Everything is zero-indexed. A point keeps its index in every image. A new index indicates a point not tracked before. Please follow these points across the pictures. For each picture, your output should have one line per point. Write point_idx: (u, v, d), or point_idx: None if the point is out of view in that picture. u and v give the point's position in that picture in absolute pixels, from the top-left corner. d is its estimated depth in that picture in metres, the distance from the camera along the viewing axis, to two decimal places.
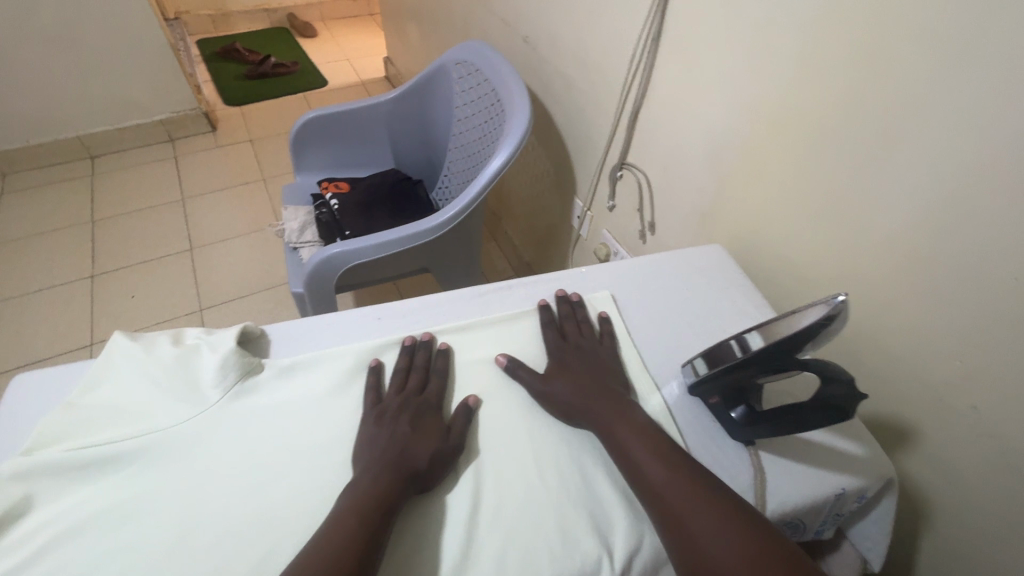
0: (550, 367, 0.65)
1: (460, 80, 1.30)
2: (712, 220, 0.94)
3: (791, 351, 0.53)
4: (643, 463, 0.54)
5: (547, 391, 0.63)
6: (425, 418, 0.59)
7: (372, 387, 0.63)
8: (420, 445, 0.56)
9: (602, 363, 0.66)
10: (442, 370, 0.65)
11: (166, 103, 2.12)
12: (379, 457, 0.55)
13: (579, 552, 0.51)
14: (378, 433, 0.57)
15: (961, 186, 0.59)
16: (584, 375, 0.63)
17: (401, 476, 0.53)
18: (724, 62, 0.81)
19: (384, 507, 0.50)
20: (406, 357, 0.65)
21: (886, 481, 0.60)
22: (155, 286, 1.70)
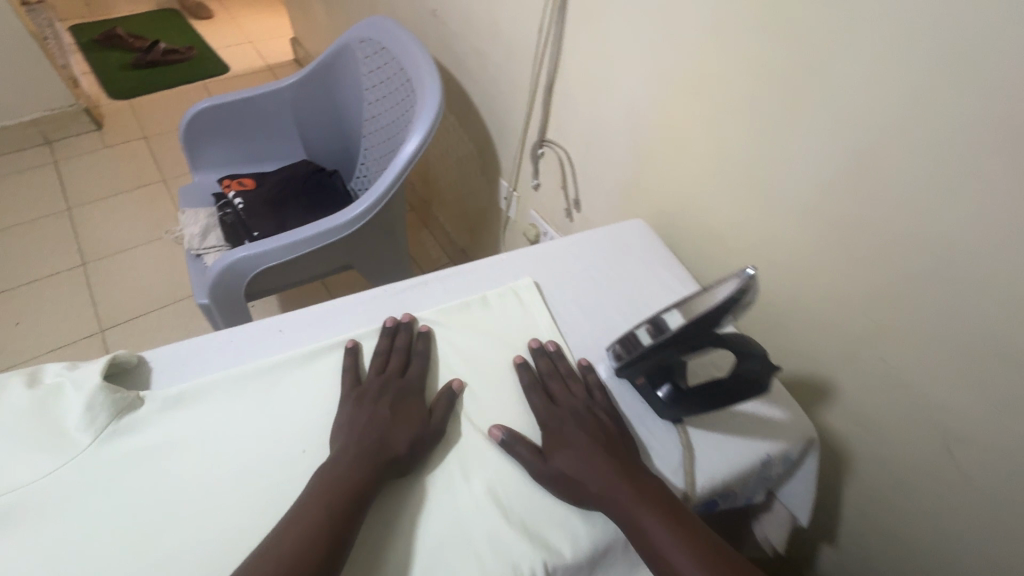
0: (562, 456, 0.51)
1: (367, 60, 1.20)
2: (633, 195, 0.90)
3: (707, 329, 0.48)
4: (609, 489, 0.49)
5: (554, 475, 0.51)
6: (406, 402, 0.54)
7: (350, 367, 0.57)
8: (399, 431, 0.51)
9: (601, 422, 0.55)
10: (425, 352, 0.59)
11: (36, 101, 1.89)
12: (357, 443, 0.50)
13: (512, 561, 0.47)
14: (357, 419, 0.52)
15: (869, 149, 0.57)
16: (590, 447, 0.52)
17: (377, 462, 0.49)
18: (634, 23, 0.76)
19: (356, 502, 0.46)
20: (387, 339, 0.60)
21: (806, 440, 0.59)
22: (45, 310, 1.53)
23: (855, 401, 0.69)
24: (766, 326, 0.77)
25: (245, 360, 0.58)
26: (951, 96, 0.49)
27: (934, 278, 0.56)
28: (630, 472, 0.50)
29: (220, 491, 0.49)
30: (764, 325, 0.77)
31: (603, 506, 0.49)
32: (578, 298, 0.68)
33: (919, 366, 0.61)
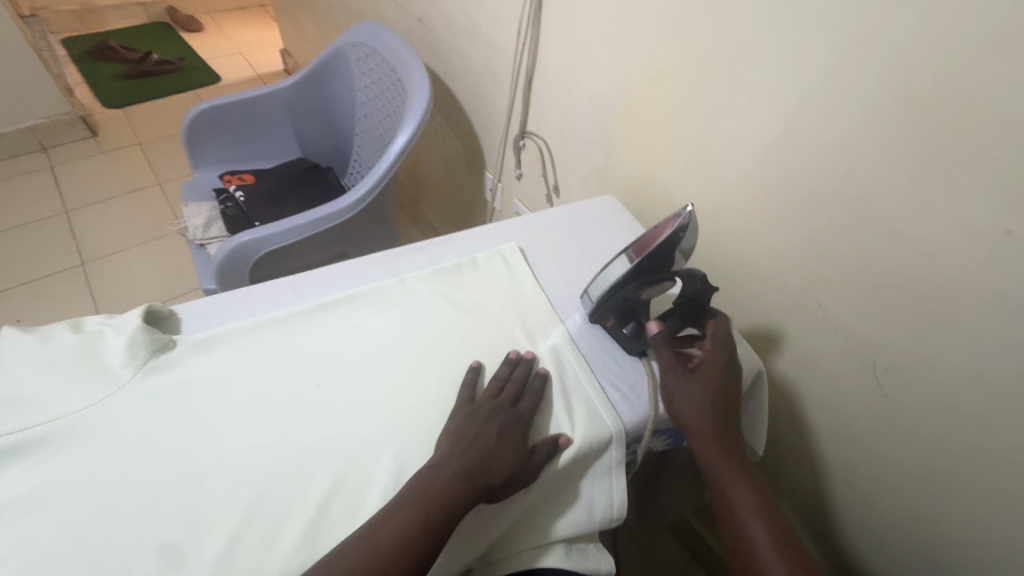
0: (695, 395, 0.61)
1: (359, 63, 1.29)
2: (605, 177, 1.00)
3: (662, 259, 0.61)
4: (688, 399, 0.61)
5: (676, 391, 0.61)
6: (513, 435, 0.57)
7: (469, 386, 0.60)
8: (500, 462, 0.54)
9: (728, 377, 0.63)
10: (541, 387, 0.61)
11: (33, 109, 1.94)
12: (462, 464, 0.53)
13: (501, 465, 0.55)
14: (465, 432, 0.55)
15: (798, 120, 0.67)
16: (712, 385, 0.61)
17: (475, 486, 0.52)
18: (599, 21, 0.86)
19: (447, 520, 0.50)
20: (508, 367, 0.62)
21: (754, 372, 0.69)
22: (45, 308, 1.58)
23: (800, 347, 0.79)
24: (724, 286, 0.87)
25: (261, 312, 0.65)
26: (855, 69, 0.59)
27: (856, 230, 0.66)
28: (724, 422, 0.61)
29: (245, 415, 0.56)
30: (722, 286, 0.87)
31: (671, 404, 0.61)
32: (555, 262, 0.77)
33: (848, 309, 0.71)
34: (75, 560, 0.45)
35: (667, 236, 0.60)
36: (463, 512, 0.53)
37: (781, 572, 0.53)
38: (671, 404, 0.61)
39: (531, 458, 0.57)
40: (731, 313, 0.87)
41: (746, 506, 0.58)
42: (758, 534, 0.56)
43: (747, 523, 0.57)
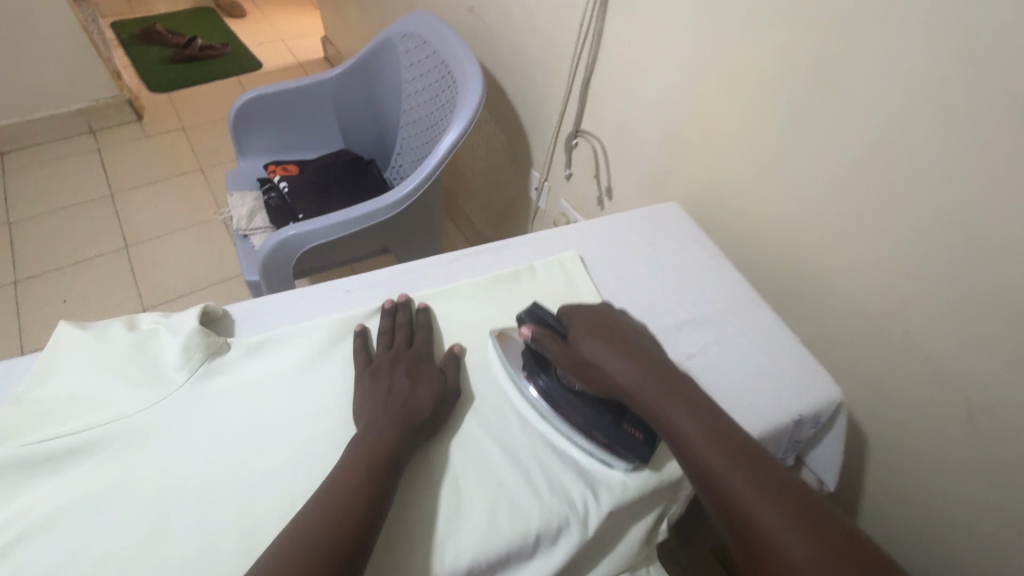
0: (602, 354, 0.55)
1: (408, 53, 1.25)
2: (666, 182, 0.94)
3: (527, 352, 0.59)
4: (601, 366, 0.54)
5: (582, 361, 0.55)
6: (421, 370, 0.57)
7: (361, 348, 0.59)
8: (421, 396, 0.54)
9: (616, 330, 0.57)
10: (427, 324, 0.62)
11: (83, 92, 1.97)
12: (382, 412, 0.52)
13: (565, 494, 0.52)
14: (375, 390, 0.55)
15: (901, 131, 0.61)
16: (610, 344, 0.55)
17: (405, 428, 0.51)
18: (672, 17, 0.80)
19: (391, 468, 0.49)
20: (389, 317, 0.62)
21: (836, 405, 0.63)
22: (90, 289, 1.61)
23: (880, 376, 0.73)
24: (795, 304, 0.81)
25: (316, 316, 0.63)
26: (979, 79, 0.53)
27: (962, 255, 0.60)
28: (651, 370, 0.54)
29: (302, 425, 0.54)
30: (793, 304, 0.81)
31: (597, 385, 0.55)
32: (619, 274, 0.73)
33: (943, 340, 0.65)
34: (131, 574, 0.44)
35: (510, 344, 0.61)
36: (529, 544, 0.49)
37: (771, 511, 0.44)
38: (596, 385, 0.55)
39: (599, 487, 0.53)
40: (801, 333, 0.81)
41: (694, 436, 0.49)
42: (721, 467, 0.47)
43: (699, 451, 0.48)
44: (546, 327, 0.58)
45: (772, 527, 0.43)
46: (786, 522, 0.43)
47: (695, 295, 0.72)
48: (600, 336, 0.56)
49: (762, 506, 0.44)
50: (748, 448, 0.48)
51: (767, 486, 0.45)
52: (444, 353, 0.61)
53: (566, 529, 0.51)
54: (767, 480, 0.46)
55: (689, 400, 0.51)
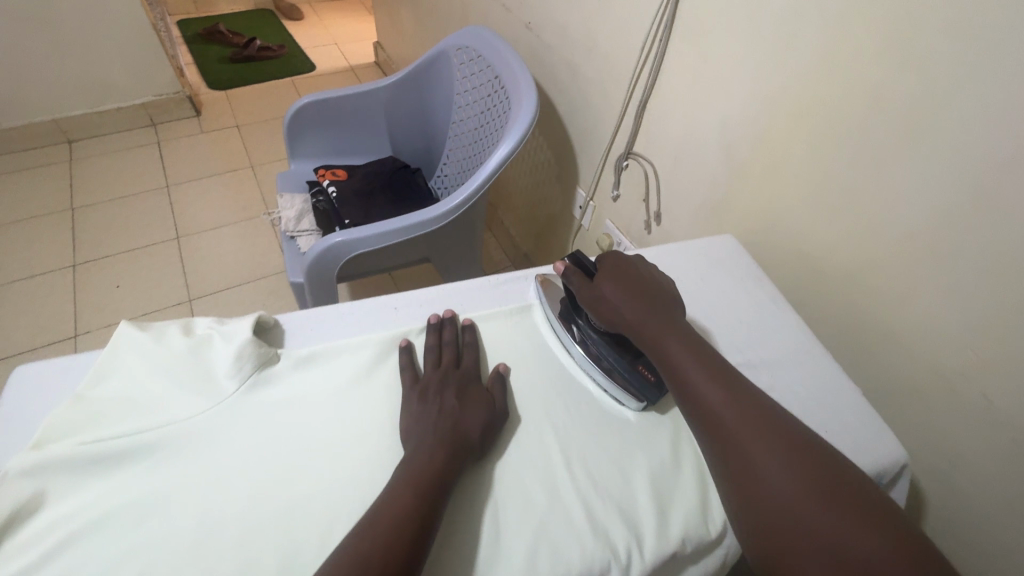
0: (620, 300, 0.60)
1: (462, 66, 1.26)
2: (722, 212, 0.92)
3: (568, 312, 0.64)
4: (610, 298, 0.60)
5: (598, 300, 0.61)
6: (468, 389, 0.57)
7: (408, 365, 0.59)
8: (470, 416, 0.54)
9: (632, 273, 0.62)
10: (475, 344, 0.62)
11: (148, 87, 2.06)
12: (432, 432, 0.52)
13: (611, 541, 0.50)
14: (424, 407, 0.55)
15: (991, 183, 0.57)
16: (627, 281, 0.61)
17: (454, 450, 0.51)
18: (743, 46, 0.77)
19: (440, 491, 0.48)
20: (435, 334, 0.62)
21: (900, 467, 0.60)
22: (141, 276, 1.67)
23: (945, 437, 0.68)
24: (856, 353, 0.77)
25: (364, 332, 0.63)
26: None
27: None
28: (648, 300, 0.60)
29: (347, 445, 0.53)
30: (854, 351, 0.77)
31: (606, 311, 0.60)
32: None
33: (1023, 407, 0.60)
34: None
35: (552, 296, 0.67)
36: None
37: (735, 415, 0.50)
38: (606, 311, 0.60)
39: (647, 536, 0.51)
40: (861, 383, 0.77)
41: (702, 381, 0.53)
42: (692, 370, 0.54)
43: (680, 365, 0.55)
44: (581, 267, 0.64)
45: (737, 429, 0.49)
46: (743, 424, 0.49)
47: (748, 335, 0.70)
48: (619, 275, 0.62)
49: (745, 430, 0.49)
50: (719, 364, 0.55)
51: (734, 394, 0.52)
52: (490, 372, 0.61)
53: None
54: (733, 392, 0.52)
55: (677, 325, 0.58)
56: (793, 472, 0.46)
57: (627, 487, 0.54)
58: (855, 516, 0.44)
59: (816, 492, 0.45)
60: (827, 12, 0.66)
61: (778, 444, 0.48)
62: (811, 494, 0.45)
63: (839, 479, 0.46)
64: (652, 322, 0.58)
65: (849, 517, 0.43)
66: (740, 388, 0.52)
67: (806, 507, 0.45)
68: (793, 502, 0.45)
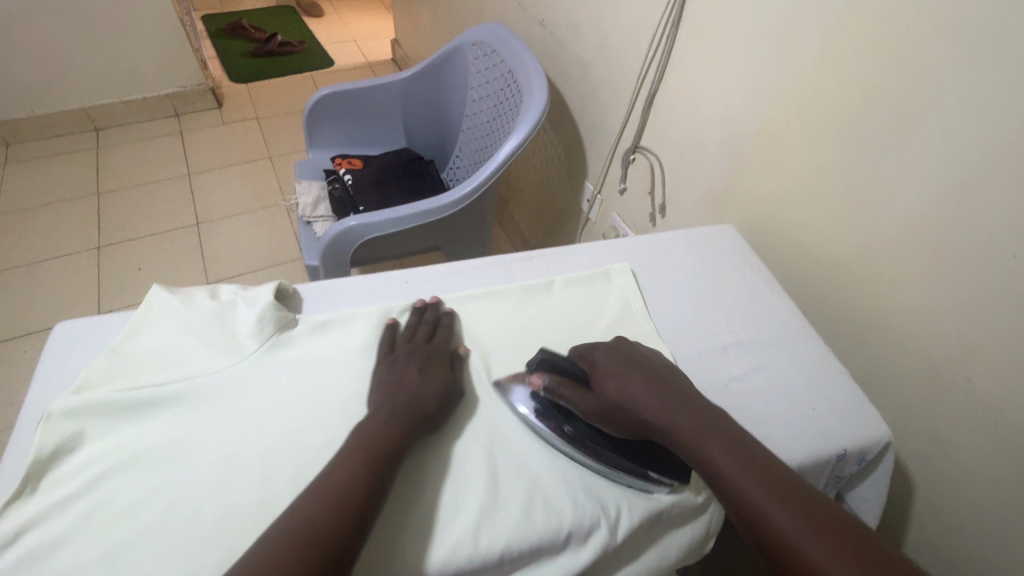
0: (631, 395, 0.55)
1: (477, 61, 1.30)
2: (724, 204, 0.94)
3: (562, 421, 0.56)
4: (612, 393, 0.55)
5: (607, 400, 0.55)
6: (432, 364, 0.59)
7: (387, 341, 0.62)
8: (427, 387, 0.56)
9: (609, 364, 0.58)
10: (450, 325, 0.64)
11: (173, 78, 2.13)
12: (390, 400, 0.54)
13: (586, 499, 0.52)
14: (390, 380, 0.57)
15: (978, 174, 0.59)
16: (626, 370, 0.57)
17: (410, 417, 0.53)
18: (747, 41, 0.80)
19: (393, 453, 0.50)
20: (416, 315, 0.64)
21: (884, 444, 0.62)
22: (162, 260, 1.73)
23: (933, 422, 0.70)
24: (849, 341, 0.79)
25: (377, 303, 0.67)
26: None
27: None
28: (648, 379, 0.56)
29: (358, 403, 0.57)
30: (848, 339, 0.80)
31: (609, 410, 0.55)
32: (669, 291, 0.74)
33: (1006, 391, 0.62)
34: (200, 519, 0.47)
35: (525, 410, 0.58)
36: (559, 540, 0.50)
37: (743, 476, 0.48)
38: (609, 410, 0.55)
39: (633, 496, 0.54)
40: (854, 370, 0.79)
41: (706, 445, 0.50)
42: (691, 432, 0.52)
43: (678, 427, 0.52)
44: (556, 372, 0.59)
45: (748, 488, 0.47)
46: (752, 483, 0.47)
47: (744, 318, 0.72)
48: (607, 369, 0.58)
49: (754, 489, 0.47)
50: (717, 422, 0.52)
51: (739, 454, 0.49)
52: (456, 354, 0.62)
53: (595, 531, 0.51)
54: (735, 451, 0.50)
55: (673, 393, 0.55)
56: (807, 524, 0.45)
57: None
58: (847, 546, 0.43)
59: (839, 544, 0.43)
60: (826, 9, 0.68)
61: (766, 482, 0.47)
62: (834, 546, 0.43)
63: (827, 510, 0.46)
64: (651, 403, 0.54)
65: (841, 549, 0.43)
66: (739, 444, 0.50)
67: (800, 540, 0.44)
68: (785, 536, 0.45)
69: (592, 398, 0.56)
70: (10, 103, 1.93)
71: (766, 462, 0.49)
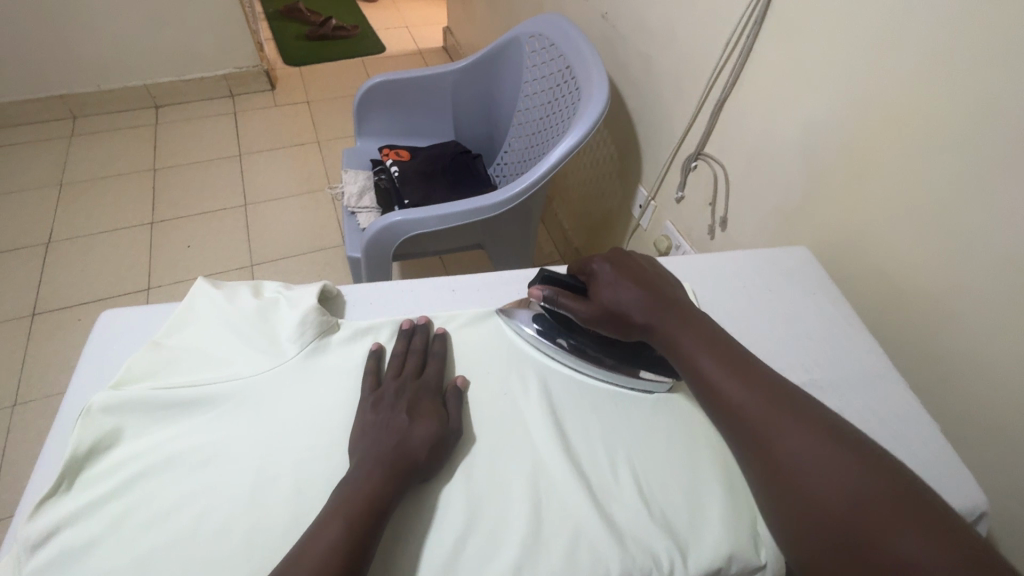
0: (628, 303, 0.57)
1: (533, 54, 1.25)
2: (796, 223, 0.87)
3: (561, 333, 0.60)
4: (613, 300, 0.58)
5: (603, 310, 0.58)
6: (423, 402, 0.53)
7: (371, 372, 0.56)
8: (418, 433, 0.50)
9: (619, 270, 0.60)
10: (442, 352, 0.59)
11: (230, 59, 2.16)
12: (374, 452, 0.48)
13: (629, 557, 0.47)
14: (372, 423, 0.51)
15: None
16: (629, 280, 0.59)
17: (397, 471, 0.47)
18: (840, 44, 0.72)
19: (380, 515, 0.45)
20: (404, 341, 0.59)
21: (978, 514, 0.54)
22: (211, 238, 1.76)
23: None
24: (934, 385, 0.71)
25: (423, 310, 0.64)
26: None
27: None
28: (652, 293, 0.58)
29: None
30: (932, 384, 0.71)
31: (609, 316, 0.58)
32: (733, 318, 0.68)
33: None
34: (230, 535, 0.45)
35: (529, 323, 0.62)
36: None
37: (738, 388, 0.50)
38: (609, 316, 0.58)
39: (688, 548, 0.49)
40: (937, 417, 0.71)
41: (705, 359, 0.53)
42: (692, 346, 0.54)
43: (680, 342, 0.54)
44: (559, 285, 0.61)
45: (743, 400, 0.50)
46: (746, 393, 0.50)
47: (817, 354, 0.66)
48: (611, 278, 0.59)
49: (755, 405, 0.49)
50: (720, 340, 0.54)
51: (737, 369, 0.52)
52: (449, 386, 0.56)
53: None
54: (734, 365, 0.52)
55: (677, 308, 0.57)
56: (800, 434, 0.47)
57: (672, 494, 0.53)
58: (820, 429, 0.47)
59: (827, 447, 0.46)
60: (943, 14, 0.60)
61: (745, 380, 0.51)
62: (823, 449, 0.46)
63: (795, 396, 0.50)
64: (652, 315, 0.56)
65: (816, 431, 0.47)
66: (740, 360, 0.52)
67: (781, 431, 0.47)
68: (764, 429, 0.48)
69: (592, 309, 0.58)
70: (79, 78, 2.00)
71: (763, 375, 0.51)
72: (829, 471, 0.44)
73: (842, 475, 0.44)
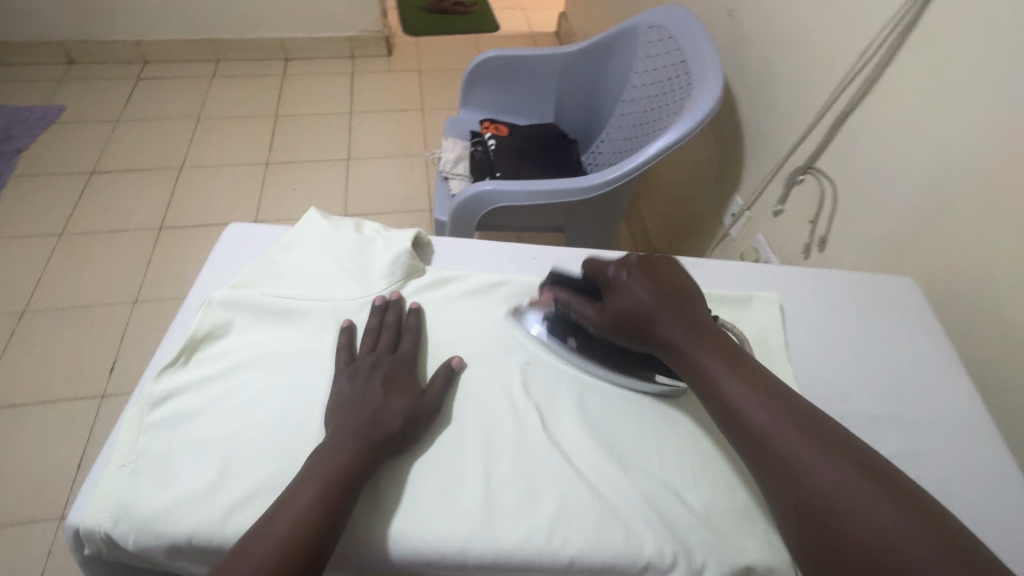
0: (643, 314, 0.53)
1: (649, 45, 1.23)
2: (907, 254, 0.80)
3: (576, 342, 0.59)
4: (629, 302, 0.54)
5: (615, 320, 0.55)
6: (399, 378, 0.53)
7: (344, 346, 0.56)
8: (393, 406, 0.50)
9: (631, 277, 0.56)
10: (416, 328, 0.58)
11: (356, 23, 2.30)
12: (347, 425, 0.48)
13: (660, 541, 0.48)
14: (346, 398, 0.51)
15: None
16: (642, 289, 0.54)
17: (374, 443, 0.48)
18: (998, 64, 0.65)
19: (356, 481, 0.45)
20: (375, 317, 0.58)
21: None
22: (314, 185, 1.91)
23: None
24: None
25: (502, 273, 0.68)
26: None
27: None
28: (670, 299, 0.54)
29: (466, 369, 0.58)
30: None
31: (624, 320, 0.54)
32: (816, 337, 0.65)
33: None
34: (307, 432, 0.51)
35: (541, 326, 0.61)
36: (636, 568, 0.47)
37: (759, 410, 0.46)
38: (623, 318, 0.54)
39: (726, 546, 0.49)
40: None
41: (726, 380, 0.49)
42: (711, 362, 0.50)
43: (697, 357, 0.51)
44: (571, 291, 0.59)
45: (763, 422, 0.46)
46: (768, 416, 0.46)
47: (904, 390, 0.61)
48: (623, 287, 0.55)
49: (774, 428, 0.45)
50: (741, 359, 0.51)
51: (756, 386, 0.48)
52: (438, 368, 0.56)
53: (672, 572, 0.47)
54: (752, 383, 0.48)
55: (696, 322, 0.53)
56: (828, 463, 0.43)
57: (719, 494, 0.52)
58: (840, 449, 0.43)
59: (856, 478, 0.42)
60: None
61: (796, 420, 0.45)
62: (855, 481, 0.42)
63: (813, 415, 0.46)
64: (670, 325, 0.53)
65: (843, 458, 0.43)
66: (757, 377, 0.49)
67: (808, 460, 0.43)
68: (813, 475, 0.43)
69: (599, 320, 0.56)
70: (227, 25, 2.22)
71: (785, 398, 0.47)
72: (861, 506, 0.40)
73: (873, 504, 0.40)
